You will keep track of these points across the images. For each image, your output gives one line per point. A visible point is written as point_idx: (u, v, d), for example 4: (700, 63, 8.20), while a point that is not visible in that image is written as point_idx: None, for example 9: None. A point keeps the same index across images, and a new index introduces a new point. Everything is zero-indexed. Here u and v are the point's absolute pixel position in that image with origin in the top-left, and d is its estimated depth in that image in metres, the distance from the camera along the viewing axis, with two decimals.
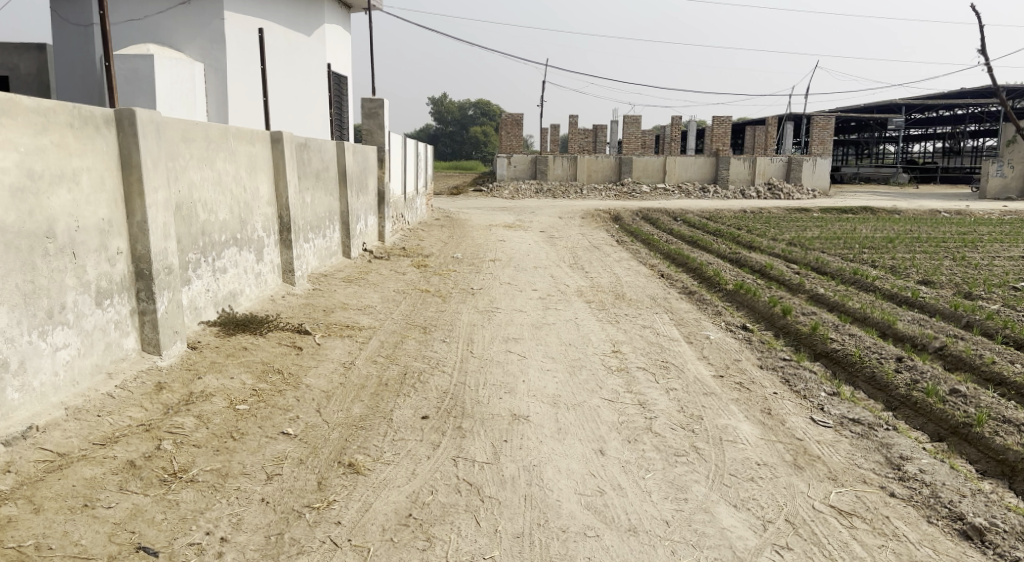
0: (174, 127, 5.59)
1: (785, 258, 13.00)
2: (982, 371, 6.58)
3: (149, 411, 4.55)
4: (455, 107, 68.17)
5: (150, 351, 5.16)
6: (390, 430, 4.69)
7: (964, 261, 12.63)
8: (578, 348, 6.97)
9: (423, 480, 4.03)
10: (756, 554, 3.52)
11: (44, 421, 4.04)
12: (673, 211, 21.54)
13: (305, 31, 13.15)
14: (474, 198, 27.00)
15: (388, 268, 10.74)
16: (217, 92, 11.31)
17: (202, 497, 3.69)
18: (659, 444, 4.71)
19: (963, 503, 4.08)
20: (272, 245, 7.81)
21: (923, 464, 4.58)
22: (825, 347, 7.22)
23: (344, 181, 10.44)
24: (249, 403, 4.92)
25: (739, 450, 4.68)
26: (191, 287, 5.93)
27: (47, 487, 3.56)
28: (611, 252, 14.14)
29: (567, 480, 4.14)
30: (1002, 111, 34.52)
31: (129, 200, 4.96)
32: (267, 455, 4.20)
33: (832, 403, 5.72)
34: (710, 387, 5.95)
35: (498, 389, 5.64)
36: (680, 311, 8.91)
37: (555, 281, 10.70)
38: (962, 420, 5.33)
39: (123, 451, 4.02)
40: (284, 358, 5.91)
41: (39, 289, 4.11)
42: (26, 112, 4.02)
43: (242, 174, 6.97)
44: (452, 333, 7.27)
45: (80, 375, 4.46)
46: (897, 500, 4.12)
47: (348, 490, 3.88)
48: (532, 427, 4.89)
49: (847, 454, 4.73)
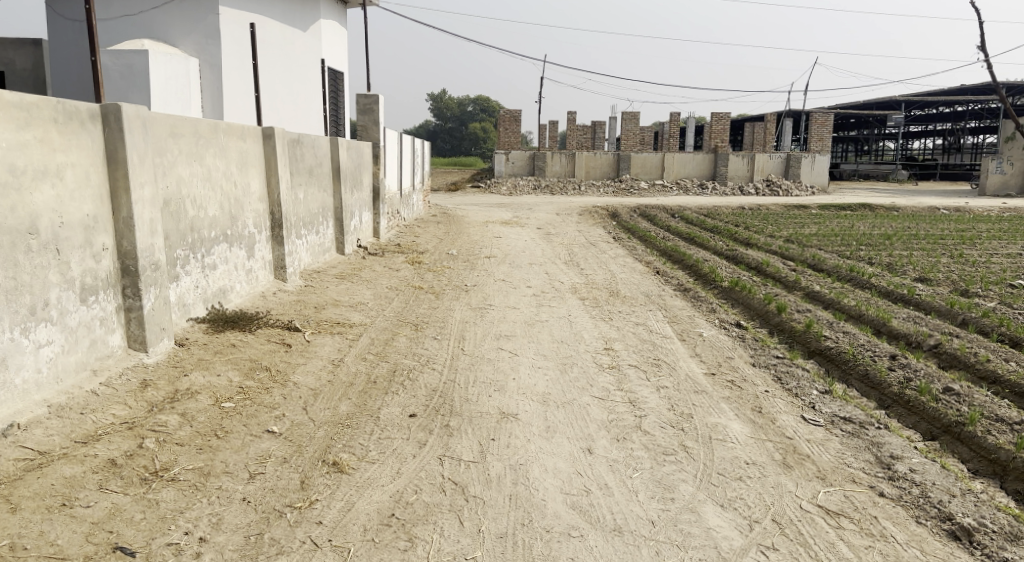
0: (161, 122, 5.54)
1: (782, 255, 12.97)
2: (976, 369, 6.55)
3: (134, 409, 4.50)
4: (455, 103, 67.90)
5: (136, 347, 5.12)
6: (377, 429, 4.66)
7: (961, 258, 12.62)
8: (570, 345, 6.95)
9: (408, 480, 4.00)
10: (741, 555, 3.49)
11: (26, 419, 4.00)
12: (671, 207, 21.50)
13: (301, 26, 13.07)
14: (473, 194, 26.93)
15: (383, 264, 10.70)
16: (212, 87, 11.25)
17: (183, 497, 3.65)
18: (647, 443, 4.68)
19: (953, 503, 4.05)
20: (263, 241, 7.77)
21: (913, 464, 4.55)
22: (818, 345, 7.18)
23: (338, 177, 10.38)
24: (235, 401, 4.89)
25: (728, 448, 4.64)
26: (179, 283, 5.89)
27: (26, 487, 3.52)
28: (608, 249, 14.11)
29: (554, 480, 4.11)
30: (1002, 107, 34.43)
31: (115, 196, 4.91)
32: (251, 454, 4.17)
33: (824, 401, 5.69)
34: (702, 385, 5.90)
35: (488, 387, 5.60)
36: (674, 308, 8.87)
37: (551, 278, 10.66)
38: (954, 418, 5.30)
39: (105, 449, 3.99)
40: (273, 356, 5.86)
41: (21, 286, 4.07)
42: (7, 106, 3.97)
43: (232, 170, 6.92)
44: (443, 330, 7.24)
45: (64, 372, 4.42)
46: (885, 500, 4.09)
47: (331, 489, 3.84)
48: (520, 426, 4.86)
49: (837, 453, 4.70)
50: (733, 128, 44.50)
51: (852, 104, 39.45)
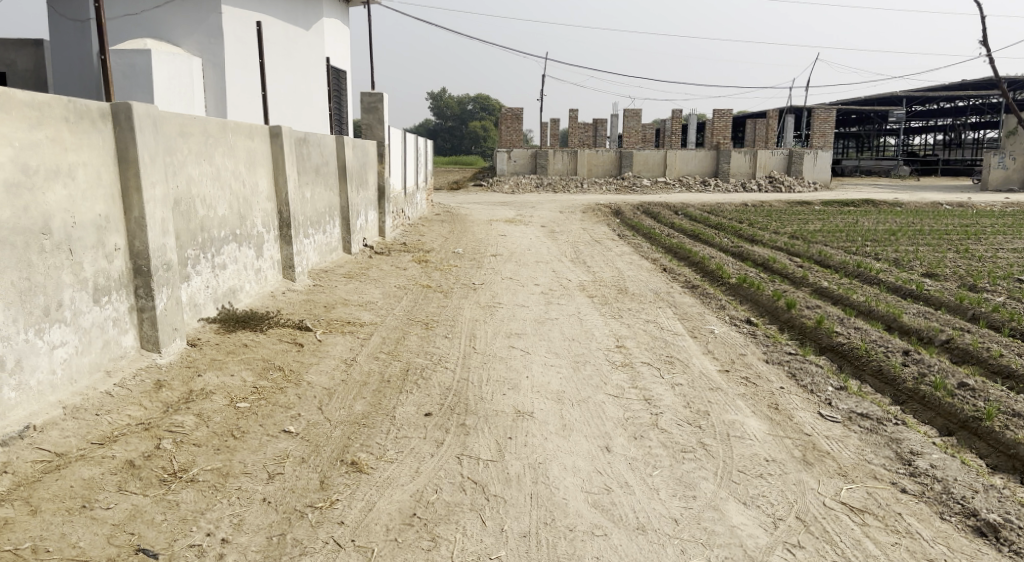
0: (172, 121, 5.51)
1: (788, 252, 12.90)
2: (989, 364, 6.51)
3: (149, 410, 4.48)
4: (455, 102, 67.76)
5: (149, 348, 5.09)
6: (393, 428, 4.63)
7: (968, 253, 12.55)
8: (582, 343, 6.90)
9: (428, 479, 3.96)
10: (767, 553, 3.45)
11: (42, 421, 3.97)
12: (673, 205, 21.41)
13: (304, 25, 13.03)
14: (474, 193, 26.88)
15: (389, 263, 10.66)
16: (216, 88, 11.23)
17: (203, 498, 3.62)
18: (665, 440, 4.65)
19: (976, 499, 4.01)
20: (272, 241, 7.74)
21: (933, 459, 4.51)
22: (830, 341, 7.14)
23: (344, 177, 10.34)
24: (250, 401, 4.86)
25: (747, 446, 4.61)
26: (190, 283, 5.86)
27: (45, 489, 3.49)
28: (613, 246, 14.07)
29: (573, 478, 4.07)
30: (1004, 102, 34.36)
31: (127, 196, 4.88)
32: (269, 454, 4.14)
33: (839, 397, 5.65)
34: (716, 382, 5.87)
35: (501, 385, 5.56)
36: (683, 305, 8.83)
37: (558, 276, 10.61)
38: (971, 414, 5.27)
39: (122, 450, 3.96)
40: (286, 355, 5.84)
41: (35, 287, 4.04)
42: (20, 106, 3.94)
43: (241, 170, 6.88)
44: (454, 329, 7.19)
45: (78, 373, 4.39)
46: (908, 496, 4.06)
47: (351, 489, 3.81)
48: (537, 424, 4.82)
49: (857, 449, 4.66)
50: (735, 125, 44.46)
51: (853, 100, 39.39)
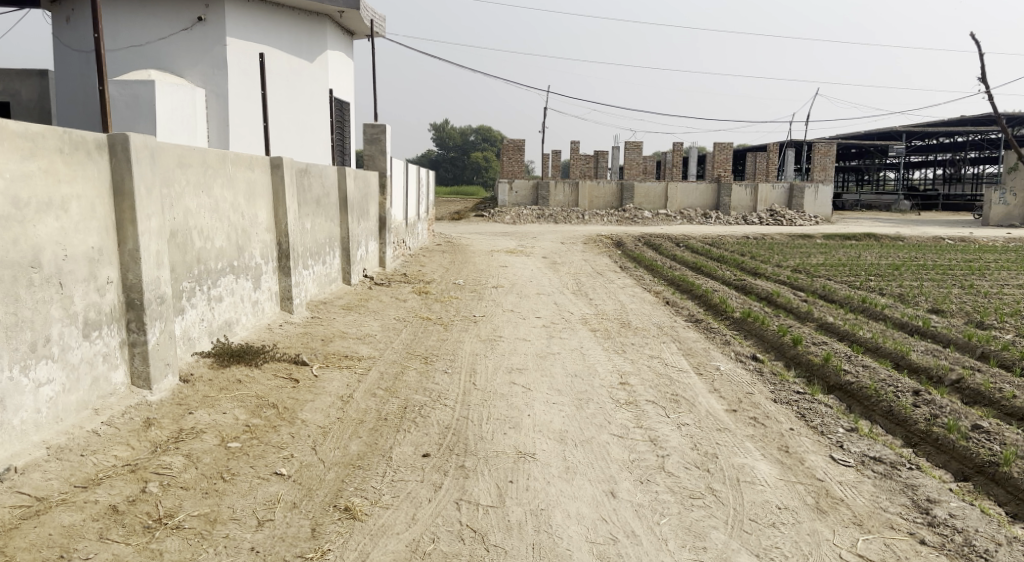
0: (169, 152, 5.42)
1: (791, 285, 12.80)
2: (1003, 406, 6.32)
3: (137, 450, 4.31)
4: (459, 136, 68.97)
5: (140, 385, 4.93)
6: (390, 470, 4.46)
7: (973, 289, 12.44)
8: (585, 380, 6.73)
9: (423, 527, 3.79)
10: None
11: (24, 462, 3.81)
12: (677, 236, 21.29)
13: (311, 57, 13.10)
14: (476, 223, 26.77)
15: (389, 295, 10.53)
16: (219, 119, 11.22)
17: (188, 547, 3.45)
18: (672, 485, 4.47)
19: (1000, 553, 3.82)
20: (269, 272, 7.60)
21: (952, 508, 4.33)
22: (838, 380, 6.97)
23: (344, 208, 10.26)
24: (241, 440, 4.70)
25: (758, 492, 4.43)
26: (185, 316, 5.71)
27: (22, 537, 3.33)
28: (615, 278, 13.94)
29: (577, 527, 3.90)
30: (1003, 137, 34.58)
31: (121, 227, 4.76)
32: (259, 499, 3.96)
33: (851, 440, 5.46)
34: (724, 422, 5.70)
35: (502, 424, 5.40)
36: (687, 340, 8.67)
37: (560, 309, 10.47)
38: (987, 458, 5.09)
39: (106, 494, 3.79)
40: (280, 392, 5.68)
41: (22, 322, 3.90)
42: (13, 136, 3.85)
43: (240, 201, 6.79)
44: (454, 364, 7.03)
45: (64, 412, 4.23)
46: (928, 548, 3.88)
47: (344, 538, 3.64)
48: (539, 466, 4.65)
49: (871, 496, 4.48)
50: (735, 158, 44.68)
51: (852, 133, 39.68)
